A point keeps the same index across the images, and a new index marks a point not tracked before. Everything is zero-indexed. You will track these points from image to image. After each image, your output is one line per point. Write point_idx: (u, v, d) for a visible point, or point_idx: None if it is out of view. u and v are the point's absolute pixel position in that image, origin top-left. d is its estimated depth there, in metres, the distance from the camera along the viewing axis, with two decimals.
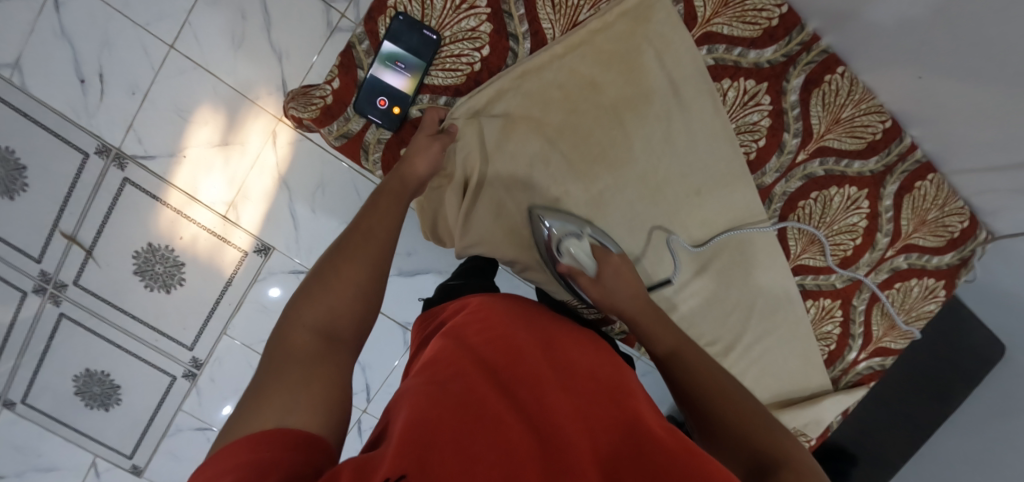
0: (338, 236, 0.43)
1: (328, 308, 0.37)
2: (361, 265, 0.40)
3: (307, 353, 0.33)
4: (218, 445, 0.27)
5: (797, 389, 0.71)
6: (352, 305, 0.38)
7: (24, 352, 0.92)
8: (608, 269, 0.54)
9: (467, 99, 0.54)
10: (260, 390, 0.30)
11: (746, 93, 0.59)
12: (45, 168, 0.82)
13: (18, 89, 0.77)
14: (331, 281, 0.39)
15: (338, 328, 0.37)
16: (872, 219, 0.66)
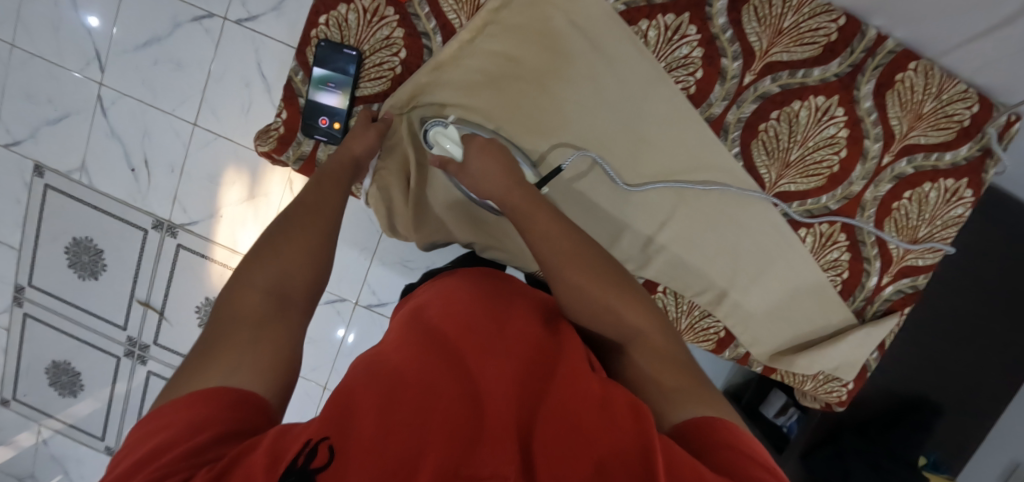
0: (290, 209, 0.47)
1: (279, 272, 0.41)
2: (312, 239, 0.45)
3: (257, 314, 0.37)
4: (163, 400, 0.31)
5: (816, 329, 0.65)
6: (302, 272, 0.42)
7: (134, 400, 1.27)
8: (471, 145, 0.51)
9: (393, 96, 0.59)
10: (207, 350, 0.33)
11: (669, 28, 0.57)
12: (116, 247, 1.20)
13: (89, 185, 1.18)
14: (278, 251, 0.42)
15: (288, 291, 0.40)
16: (852, 126, 0.60)
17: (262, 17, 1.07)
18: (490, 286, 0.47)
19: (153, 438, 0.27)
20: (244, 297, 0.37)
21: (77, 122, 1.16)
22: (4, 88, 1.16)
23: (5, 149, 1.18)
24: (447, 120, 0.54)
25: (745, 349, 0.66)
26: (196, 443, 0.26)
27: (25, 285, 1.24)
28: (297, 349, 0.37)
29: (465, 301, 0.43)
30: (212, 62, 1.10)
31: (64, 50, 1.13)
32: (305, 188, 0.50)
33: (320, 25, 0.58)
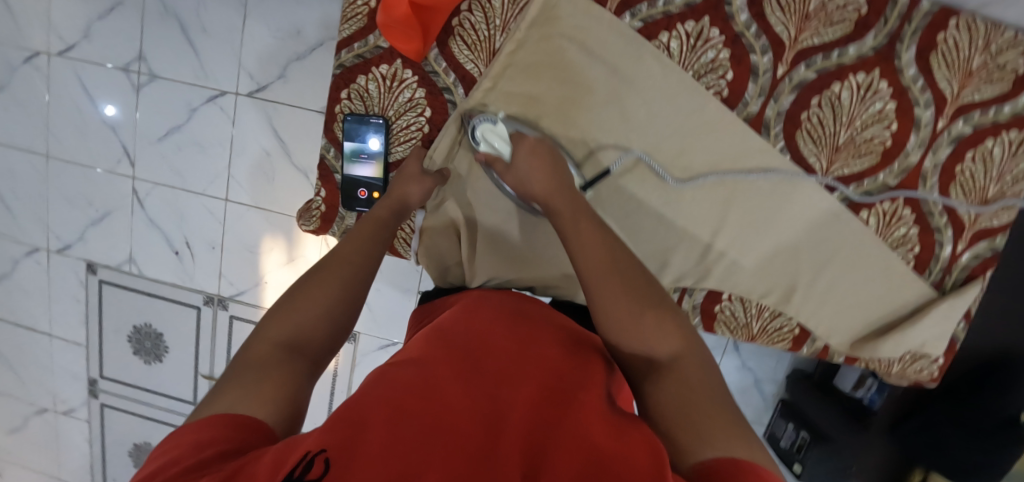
0: (318, 263, 0.47)
1: (293, 325, 0.40)
2: (334, 282, 0.44)
3: (269, 358, 0.37)
4: (191, 417, 0.32)
5: (894, 309, 0.62)
6: (319, 323, 0.41)
7: None
8: (520, 149, 0.50)
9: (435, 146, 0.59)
10: (222, 384, 0.34)
11: (691, 35, 0.55)
12: (175, 328, 1.25)
13: (141, 274, 1.23)
14: (301, 299, 0.42)
15: (304, 341, 0.40)
16: (900, 97, 0.57)
17: (271, 86, 1.10)
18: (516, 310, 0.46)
19: (163, 454, 0.28)
20: (259, 345, 0.38)
21: (119, 217, 1.21)
22: (47, 199, 1.22)
23: (58, 255, 1.24)
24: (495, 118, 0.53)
25: (823, 341, 0.63)
26: (199, 458, 0.26)
27: (97, 377, 1.30)
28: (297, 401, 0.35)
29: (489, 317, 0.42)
30: (232, 137, 1.14)
31: (95, 152, 1.18)
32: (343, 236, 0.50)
33: (343, 101, 0.59)
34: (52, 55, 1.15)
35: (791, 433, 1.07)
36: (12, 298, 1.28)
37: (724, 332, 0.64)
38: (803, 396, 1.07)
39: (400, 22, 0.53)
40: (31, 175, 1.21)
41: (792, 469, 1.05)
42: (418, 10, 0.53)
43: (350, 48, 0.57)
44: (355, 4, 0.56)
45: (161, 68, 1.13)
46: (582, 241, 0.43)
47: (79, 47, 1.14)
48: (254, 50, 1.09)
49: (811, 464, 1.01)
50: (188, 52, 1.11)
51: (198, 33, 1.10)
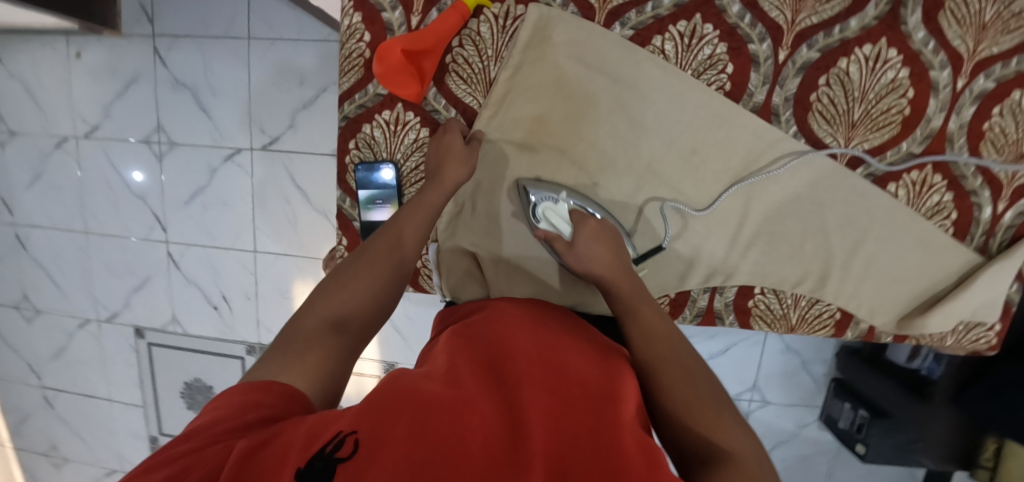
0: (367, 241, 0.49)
1: (341, 302, 0.43)
2: (379, 267, 0.46)
3: (314, 334, 0.40)
4: (251, 373, 0.37)
5: (940, 279, 0.59)
6: (362, 303, 0.44)
7: None
8: (583, 228, 0.51)
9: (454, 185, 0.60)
10: (277, 349, 0.38)
11: (685, 34, 0.55)
12: (223, 380, 1.30)
13: (185, 333, 1.29)
14: (346, 280, 0.45)
15: (347, 318, 0.42)
16: (913, 62, 0.54)
17: (283, 136, 1.14)
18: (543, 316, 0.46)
19: (219, 408, 0.32)
20: (309, 318, 0.41)
21: (158, 281, 1.27)
22: (91, 272, 1.29)
23: (108, 323, 1.31)
24: (559, 198, 0.55)
25: (867, 323, 0.61)
26: (243, 421, 0.30)
27: (157, 435, 1.36)
28: (335, 372, 0.39)
29: (517, 323, 0.42)
30: (252, 190, 1.18)
31: (129, 223, 1.25)
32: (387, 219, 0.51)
33: (352, 150, 0.61)
34: (79, 138, 1.22)
35: (849, 412, 1.02)
36: (71, 369, 1.36)
37: (761, 326, 0.62)
38: (857, 374, 1.03)
39: (395, 72, 0.53)
40: (74, 252, 1.29)
41: (854, 450, 0.99)
42: (411, 57, 0.53)
43: (352, 100, 0.59)
44: (351, 57, 0.58)
45: (178, 135, 1.19)
46: (625, 293, 0.47)
47: (102, 127, 1.21)
48: (263, 105, 1.14)
49: (875, 442, 0.95)
50: (202, 117, 1.17)
51: (208, 96, 1.16)
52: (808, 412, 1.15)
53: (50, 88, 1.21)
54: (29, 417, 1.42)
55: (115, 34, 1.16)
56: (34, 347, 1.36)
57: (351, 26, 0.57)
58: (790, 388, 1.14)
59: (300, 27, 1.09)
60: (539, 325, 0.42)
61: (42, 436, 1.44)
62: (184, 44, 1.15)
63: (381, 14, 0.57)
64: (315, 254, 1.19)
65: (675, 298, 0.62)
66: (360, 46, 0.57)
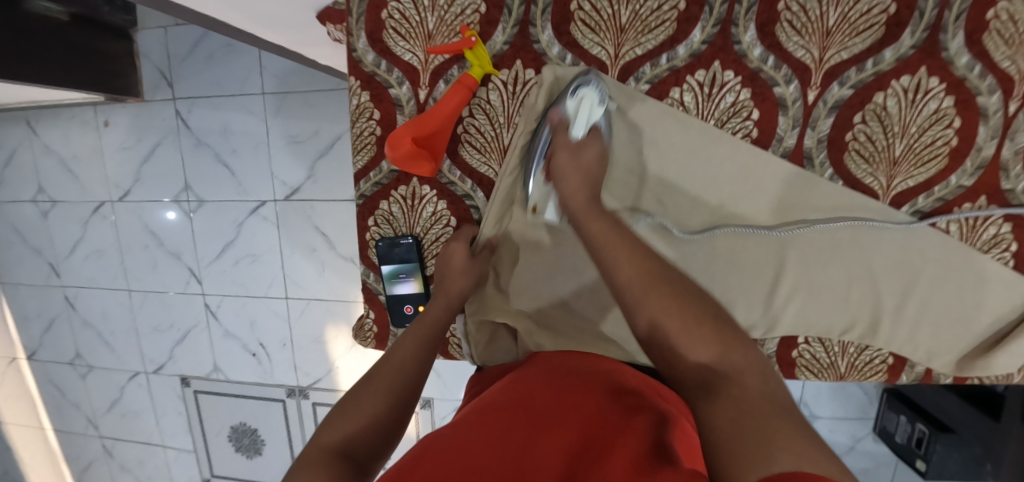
0: (372, 369, 0.50)
1: (350, 424, 0.43)
2: (381, 394, 0.46)
3: (325, 458, 0.38)
4: None
5: (1005, 316, 0.54)
6: (367, 431, 0.43)
7: None
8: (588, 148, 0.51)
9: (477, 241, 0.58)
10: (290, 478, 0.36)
11: (705, 84, 0.52)
12: (266, 421, 1.34)
13: (227, 379, 1.33)
14: (355, 401, 0.46)
15: (354, 447, 0.41)
16: (957, 90, 0.50)
17: (303, 187, 1.16)
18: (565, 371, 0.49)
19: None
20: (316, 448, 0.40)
21: (199, 332, 1.31)
22: (137, 328, 1.35)
23: (156, 375, 1.37)
24: (603, 104, 0.51)
25: (924, 366, 0.57)
26: None
27: (209, 477, 1.41)
28: None
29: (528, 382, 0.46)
30: (280, 241, 1.21)
31: (167, 280, 1.29)
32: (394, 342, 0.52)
33: (371, 228, 0.60)
34: (114, 202, 1.27)
35: (905, 426, 0.96)
36: (126, 420, 1.42)
37: (808, 376, 0.59)
38: (916, 387, 0.98)
39: (409, 158, 0.51)
40: (120, 310, 1.34)
41: (914, 467, 0.96)
42: (422, 140, 0.51)
43: (367, 178, 0.59)
44: (363, 136, 0.58)
45: (205, 193, 1.22)
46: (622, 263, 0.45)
47: (134, 191, 1.26)
48: (281, 158, 1.16)
49: (937, 459, 0.92)
50: (226, 174, 1.20)
51: (229, 154, 1.18)
52: (861, 425, 1.10)
53: (84, 158, 1.27)
54: (92, 465, 1.50)
55: (139, 101, 1.21)
56: (91, 400, 1.43)
57: (360, 105, 0.57)
58: (838, 402, 1.09)
59: (311, 79, 1.10)
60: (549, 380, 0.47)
61: None
62: (203, 105, 1.18)
63: (388, 90, 0.56)
64: (346, 297, 1.21)
65: None
66: (371, 124, 0.57)
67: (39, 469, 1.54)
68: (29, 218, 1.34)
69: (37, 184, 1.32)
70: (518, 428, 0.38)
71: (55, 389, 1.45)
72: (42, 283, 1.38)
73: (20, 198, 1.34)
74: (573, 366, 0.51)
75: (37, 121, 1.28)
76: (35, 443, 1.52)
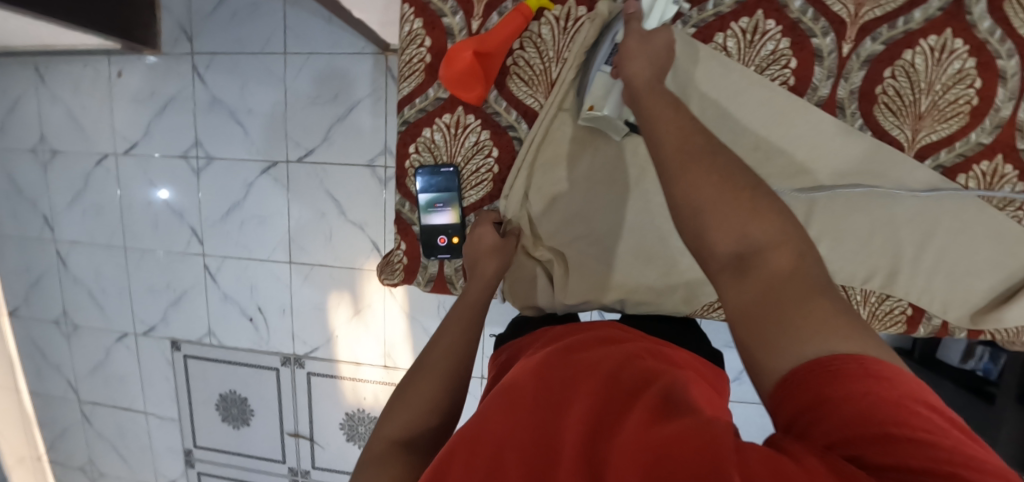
0: (421, 353, 0.50)
1: (405, 422, 0.43)
2: (434, 378, 0.46)
3: (391, 459, 0.39)
4: None
5: (1016, 272, 0.57)
6: (424, 418, 0.43)
7: None
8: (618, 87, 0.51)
9: (507, 199, 0.59)
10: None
11: (747, 31, 0.55)
12: (257, 391, 1.30)
13: (220, 345, 1.29)
14: (406, 398, 0.45)
15: (414, 436, 0.42)
16: (980, 52, 0.54)
17: (318, 149, 1.16)
18: (579, 336, 0.47)
19: None
20: (379, 442, 0.42)
21: (195, 294, 1.28)
22: (130, 287, 1.30)
23: (145, 337, 1.32)
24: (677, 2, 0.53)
25: (940, 318, 0.60)
26: None
27: (192, 448, 1.36)
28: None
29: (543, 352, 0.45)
30: (288, 203, 1.19)
31: (166, 238, 1.26)
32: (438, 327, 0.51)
33: (412, 155, 0.61)
34: (120, 155, 1.25)
35: None
36: (109, 384, 1.36)
37: None
38: None
39: (463, 73, 0.53)
40: (113, 267, 1.30)
41: None
42: (479, 60, 0.54)
43: (412, 104, 0.60)
44: (412, 62, 0.59)
45: (216, 150, 1.21)
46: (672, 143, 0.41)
47: (141, 144, 1.24)
48: (298, 119, 1.16)
49: None
50: (239, 132, 1.19)
51: (245, 112, 1.18)
52: None
53: (93, 108, 1.25)
54: (67, 431, 1.43)
55: (156, 54, 1.19)
56: (73, 362, 1.37)
57: (412, 32, 0.59)
58: None
59: (335, 42, 1.11)
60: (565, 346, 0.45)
61: (79, 451, 1.44)
62: (222, 62, 1.17)
63: (441, 19, 0.58)
64: (352, 264, 1.19)
65: None
66: (421, 50, 0.59)
67: (5, 433, 1.45)
68: (28, 167, 1.30)
69: (40, 132, 1.29)
70: (538, 404, 0.37)
71: (36, 348, 1.39)
72: (33, 236, 1.33)
73: (20, 145, 1.30)
74: (589, 329, 0.50)
75: (48, 69, 1.25)
76: (7, 407, 1.44)
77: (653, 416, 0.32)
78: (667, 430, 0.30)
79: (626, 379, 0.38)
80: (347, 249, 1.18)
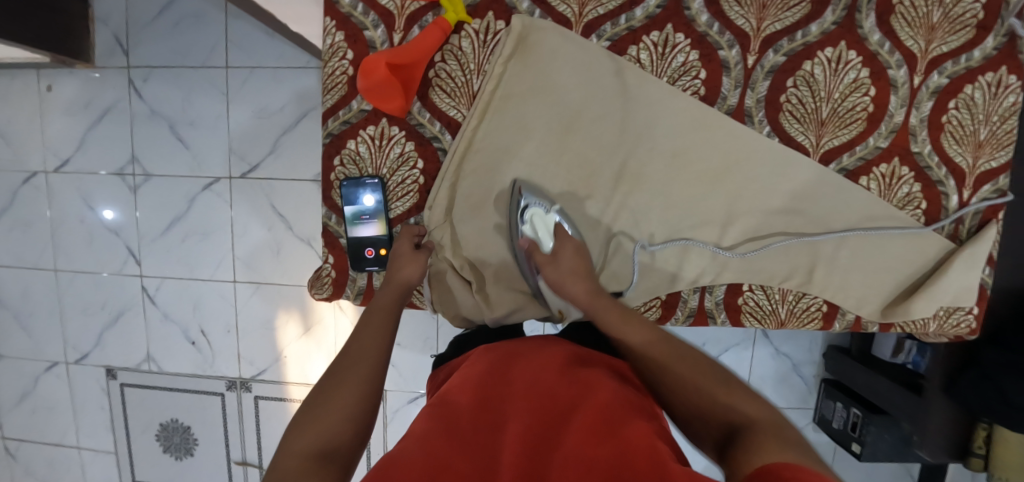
0: (334, 362, 0.48)
1: (319, 431, 0.39)
2: (352, 389, 0.44)
3: (303, 471, 0.35)
4: None
5: (915, 269, 0.62)
6: (345, 427, 0.41)
7: None
8: (563, 248, 0.56)
9: (431, 209, 0.60)
10: None
11: (658, 44, 0.57)
12: (201, 418, 1.23)
13: (160, 370, 1.22)
14: (322, 406, 0.42)
15: (333, 447, 0.39)
16: (871, 64, 0.58)
17: (262, 163, 1.13)
18: (517, 347, 0.49)
19: None
20: (292, 459, 0.37)
21: (132, 317, 1.21)
22: (61, 311, 1.23)
23: (77, 365, 1.24)
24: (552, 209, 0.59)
25: (853, 313, 0.63)
26: None
27: None
28: None
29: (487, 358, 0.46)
30: (232, 220, 1.15)
31: (101, 259, 1.20)
32: (353, 334, 0.50)
33: (337, 167, 0.60)
34: (49, 173, 1.19)
35: (842, 412, 1.04)
36: (38, 416, 1.27)
37: (752, 323, 0.64)
38: (847, 372, 1.03)
39: (382, 85, 0.53)
40: (42, 291, 1.22)
41: (851, 450, 1.00)
42: (396, 72, 0.54)
43: (336, 117, 0.59)
44: (334, 75, 0.59)
45: (154, 166, 1.16)
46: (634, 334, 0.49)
47: (73, 160, 1.18)
48: (242, 133, 1.13)
49: (871, 441, 0.96)
50: (179, 147, 1.15)
51: (185, 126, 1.14)
52: (803, 414, 1.14)
53: (21, 123, 1.18)
54: None
55: (89, 67, 1.15)
56: None
57: (334, 45, 0.58)
58: (782, 391, 1.14)
59: (281, 54, 1.09)
60: (507, 354, 0.47)
61: None
62: (160, 75, 1.13)
63: (363, 32, 0.58)
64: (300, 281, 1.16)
65: (665, 300, 0.64)
66: (343, 63, 0.58)
67: None
68: None
69: None
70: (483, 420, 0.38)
71: None
72: None
73: None
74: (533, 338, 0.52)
75: None
76: None
77: (592, 434, 0.34)
78: (610, 443, 0.32)
79: (569, 389, 0.40)
80: (294, 265, 1.15)
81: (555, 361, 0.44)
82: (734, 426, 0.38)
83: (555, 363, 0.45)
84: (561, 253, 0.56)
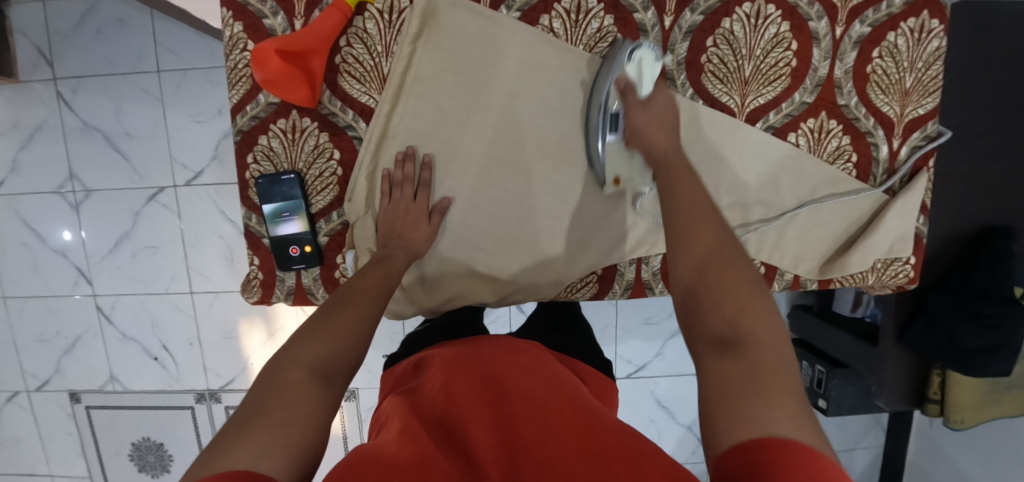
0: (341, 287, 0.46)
1: (327, 350, 0.38)
2: (360, 317, 0.42)
3: (302, 388, 0.34)
4: (213, 442, 0.29)
5: (851, 223, 0.62)
6: (351, 348, 0.40)
7: None
8: (658, 97, 0.51)
9: (350, 201, 0.58)
10: (248, 418, 0.31)
11: (571, 11, 0.55)
12: (173, 433, 1.21)
13: (125, 390, 1.20)
14: (328, 325, 0.40)
15: (334, 369, 0.37)
16: (791, 17, 0.56)
17: (206, 170, 1.10)
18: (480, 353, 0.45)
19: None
20: (293, 368, 0.35)
21: (90, 339, 1.18)
22: (15, 340, 1.19)
23: (39, 393, 1.21)
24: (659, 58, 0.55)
25: (791, 272, 0.63)
26: None
27: None
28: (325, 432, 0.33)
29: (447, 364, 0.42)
30: (182, 230, 1.12)
31: (50, 282, 1.16)
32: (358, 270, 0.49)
33: (251, 165, 0.58)
34: None
35: (808, 370, 1.05)
36: (6, 447, 1.24)
37: None
38: (809, 329, 1.03)
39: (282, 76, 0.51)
40: None
41: (817, 406, 1.01)
42: (295, 62, 0.51)
43: (243, 112, 0.56)
44: (237, 68, 0.56)
45: (94, 181, 1.12)
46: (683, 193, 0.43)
47: (9, 182, 1.13)
48: (181, 140, 1.09)
49: (836, 395, 0.97)
50: (119, 160, 1.11)
51: (122, 137, 1.10)
52: None
53: None
54: None
55: (14, 83, 1.09)
56: None
57: (233, 36, 0.55)
58: None
59: (213, 54, 1.05)
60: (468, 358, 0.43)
61: None
62: (90, 85, 1.09)
63: (262, 21, 0.55)
64: None
65: (601, 274, 0.63)
66: (245, 55, 0.55)
67: None
68: None
69: None
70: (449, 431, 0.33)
71: None
72: None
73: None
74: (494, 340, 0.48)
75: None
76: None
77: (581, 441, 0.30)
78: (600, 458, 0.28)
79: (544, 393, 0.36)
80: None
81: (523, 366, 0.41)
82: (731, 334, 0.32)
83: (524, 367, 0.41)
84: (656, 100, 0.51)
